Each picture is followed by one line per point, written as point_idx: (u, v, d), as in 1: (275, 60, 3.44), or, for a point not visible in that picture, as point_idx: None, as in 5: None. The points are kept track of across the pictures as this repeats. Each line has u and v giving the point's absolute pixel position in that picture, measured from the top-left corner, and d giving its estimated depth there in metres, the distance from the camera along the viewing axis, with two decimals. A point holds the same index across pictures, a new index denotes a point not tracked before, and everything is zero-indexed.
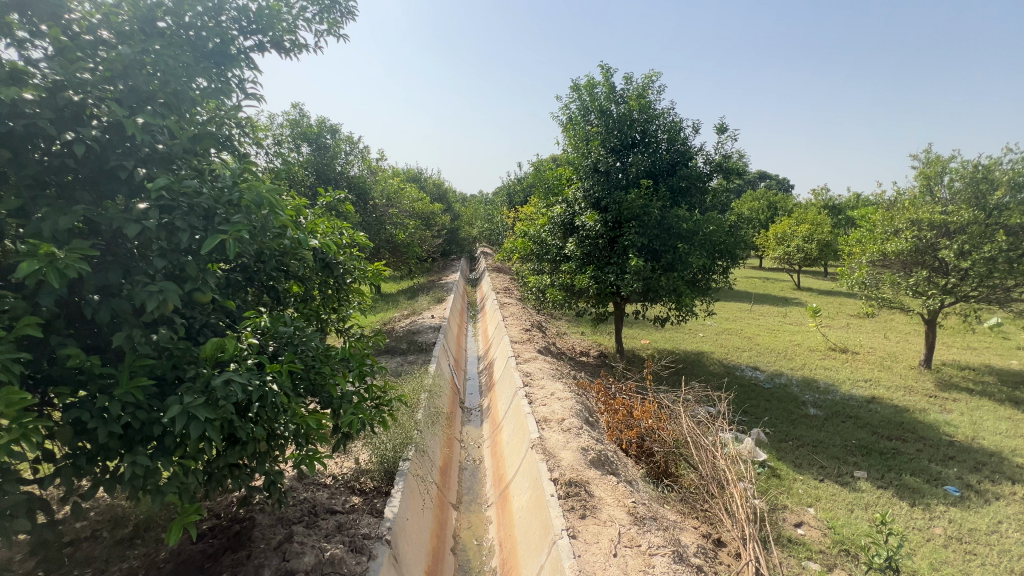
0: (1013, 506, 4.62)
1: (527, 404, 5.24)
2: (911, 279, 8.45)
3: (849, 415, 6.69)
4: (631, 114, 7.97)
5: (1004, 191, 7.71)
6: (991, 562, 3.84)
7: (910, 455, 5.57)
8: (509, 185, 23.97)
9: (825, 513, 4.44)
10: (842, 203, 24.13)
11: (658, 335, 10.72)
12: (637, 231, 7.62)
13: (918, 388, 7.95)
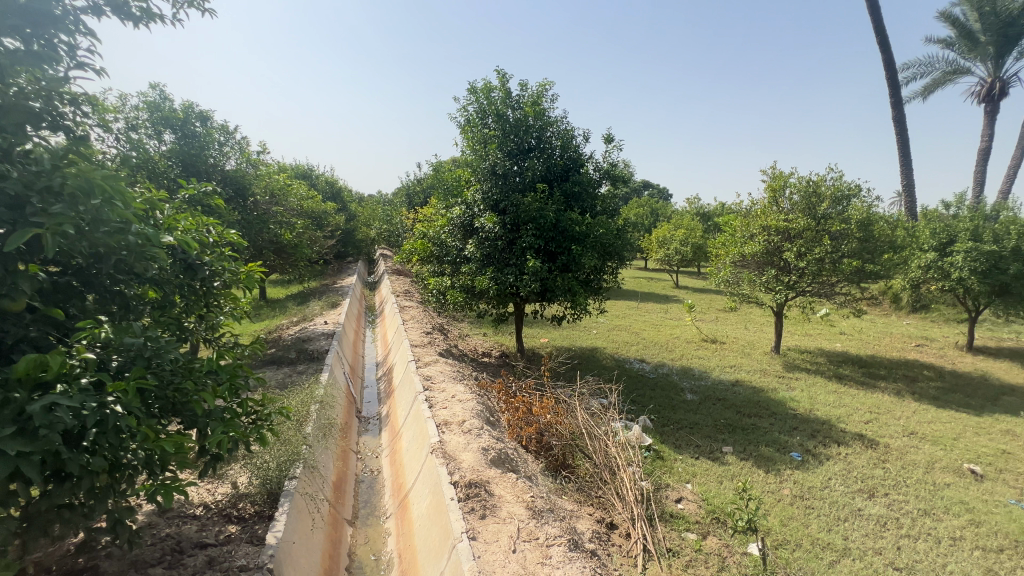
0: (838, 464, 5.56)
1: (427, 408, 5.13)
2: (764, 277, 9.81)
3: (718, 398, 7.57)
4: (526, 120, 8.23)
5: (829, 203, 9.28)
6: (824, 513, 4.57)
7: (765, 429, 6.45)
8: (408, 185, 23.40)
9: (699, 486, 4.95)
10: (711, 210, 27.32)
11: (556, 334, 11.18)
12: (534, 233, 7.88)
13: (769, 370, 9.26)
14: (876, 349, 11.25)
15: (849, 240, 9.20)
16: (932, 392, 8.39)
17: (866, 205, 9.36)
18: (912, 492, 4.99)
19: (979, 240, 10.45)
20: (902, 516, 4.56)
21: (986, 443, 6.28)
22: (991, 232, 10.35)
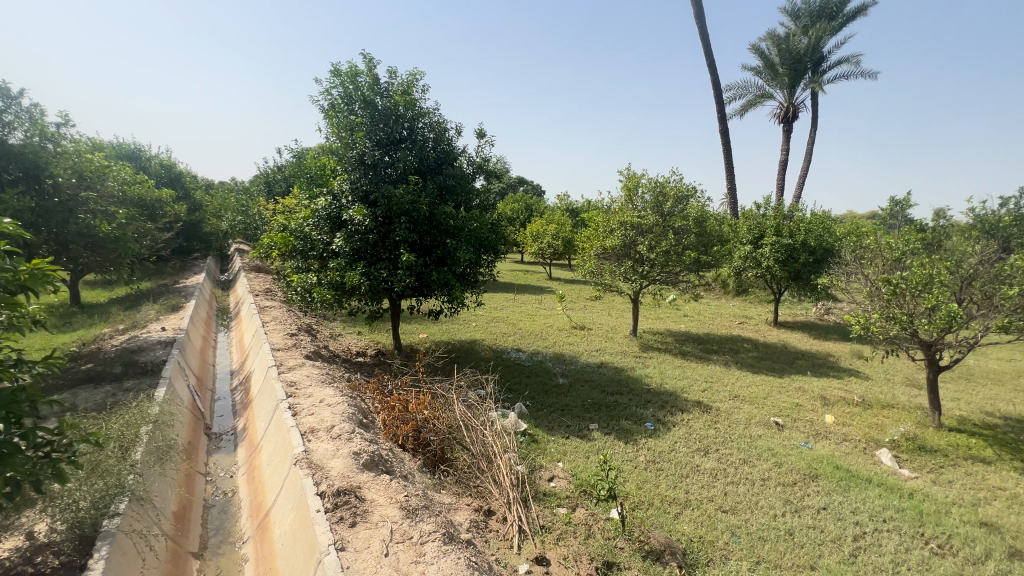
0: (682, 429, 6.43)
1: (290, 417, 4.70)
2: (622, 268, 10.87)
3: (585, 379, 8.23)
4: (396, 109, 7.94)
5: (672, 202, 10.59)
6: (671, 472, 5.25)
7: (624, 404, 7.18)
8: (267, 172, 21.10)
9: (569, 463, 5.33)
10: (579, 206, 29.39)
11: (435, 329, 11.08)
12: (407, 227, 7.67)
13: (628, 351, 10.32)
14: (711, 327, 13.21)
15: (688, 234, 10.62)
16: (750, 361, 10.12)
17: (701, 204, 10.88)
18: (735, 446, 5.97)
19: (780, 235, 12.84)
20: (728, 467, 5.43)
21: (785, 399, 7.78)
22: (788, 228, 12.78)
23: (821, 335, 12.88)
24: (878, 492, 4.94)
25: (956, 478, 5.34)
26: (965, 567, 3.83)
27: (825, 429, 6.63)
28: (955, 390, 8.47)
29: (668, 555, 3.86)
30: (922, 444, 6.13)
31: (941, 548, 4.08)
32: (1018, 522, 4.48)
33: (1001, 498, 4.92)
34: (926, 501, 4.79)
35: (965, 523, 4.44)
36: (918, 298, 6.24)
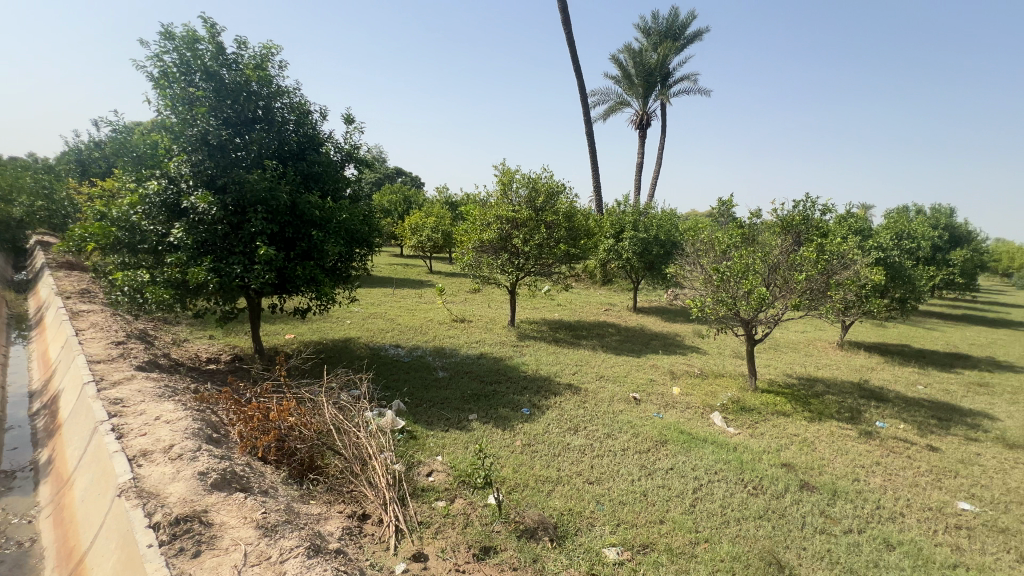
0: (554, 411, 6.84)
1: (112, 440, 3.94)
2: (499, 260, 11.15)
3: (465, 371, 8.30)
4: (248, 85, 7.07)
5: (544, 197, 11.14)
6: (544, 453, 5.56)
7: (502, 393, 7.41)
8: (80, 148, 17.36)
9: (448, 456, 5.34)
10: (458, 200, 29.42)
11: (304, 328, 10.23)
12: (265, 217, 6.91)
13: (507, 341, 10.65)
14: (581, 315, 14.26)
15: (559, 228, 11.28)
16: (614, 344, 11.16)
17: (569, 200, 11.61)
18: (601, 422, 6.54)
19: (637, 230, 14.33)
20: (595, 442, 5.93)
21: (642, 376, 8.73)
22: (643, 224, 14.31)
23: (670, 318, 14.71)
24: (711, 449, 5.81)
25: (766, 430, 6.52)
26: (771, 501, 4.71)
27: (673, 400, 7.60)
28: (766, 358, 10.34)
29: (541, 531, 4.09)
30: (743, 405, 7.37)
31: (755, 489, 4.94)
32: (806, 459, 5.63)
33: (796, 442, 6.14)
34: (745, 452, 5.76)
35: (771, 465, 5.44)
36: (738, 283, 7.45)
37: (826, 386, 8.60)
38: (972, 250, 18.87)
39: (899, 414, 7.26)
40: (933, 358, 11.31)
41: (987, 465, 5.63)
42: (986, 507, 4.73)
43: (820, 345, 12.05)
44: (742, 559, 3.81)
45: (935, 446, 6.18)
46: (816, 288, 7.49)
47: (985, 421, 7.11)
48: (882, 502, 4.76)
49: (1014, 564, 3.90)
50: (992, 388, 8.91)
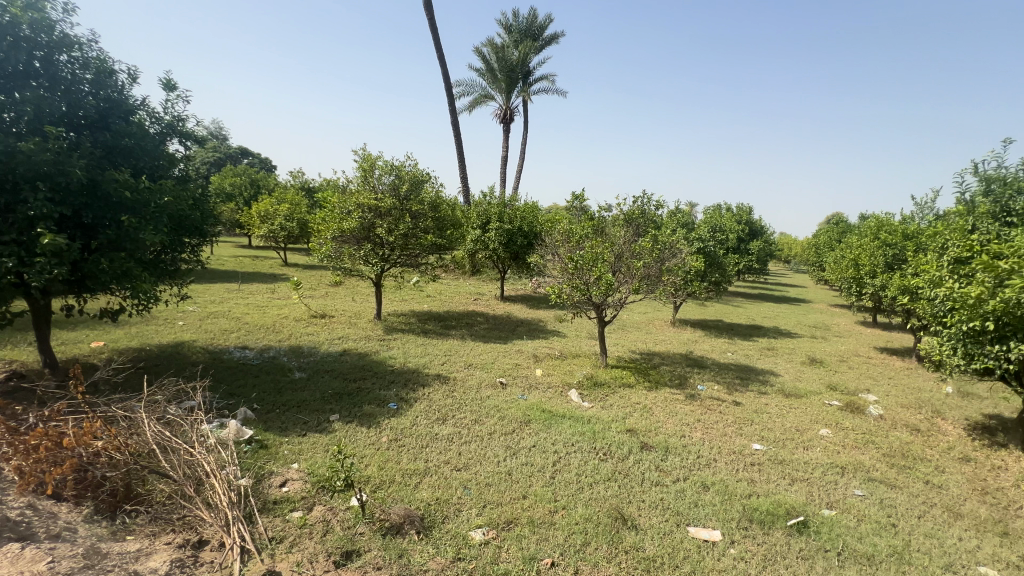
0: (423, 403, 6.75)
1: None
2: (361, 251, 10.56)
3: (326, 370, 7.73)
4: (16, 27, 5.51)
5: (408, 186, 10.82)
6: (412, 446, 5.46)
7: (367, 389, 7.07)
8: None
9: (306, 462, 4.92)
10: (317, 186, 27.13)
11: (117, 334, 8.49)
12: (49, 198, 5.49)
13: (373, 335, 10.17)
14: (450, 305, 14.29)
15: (425, 218, 11.09)
16: (482, 332, 11.40)
17: (435, 189, 11.47)
18: (469, 409, 6.64)
19: (503, 221, 14.79)
20: (462, 429, 6.00)
21: (508, 361, 9.08)
22: (508, 216, 14.83)
23: (534, 305, 15.56)
24: (569, 423, 6.31)
25: (615, 401, 7.30)
26: (617, 464, 5.29)
27: (536, 381, 8.06)
28: (615, 338, 11.56)
29: (407, 525, 4.01)
30: (596, 381, 8.14)
31: (605, 454, 5.51)
32: (646, 423, 6.45)
33: (638, 410, 6.98)
34: (597, 423, 6.38)
35: (618, 432, 6.12)
36: (589, 270, 8.16)
37: (661, 359, 9.94)
38: (764, 242, 23.39)
39: (714, 378, 8.72)
40: (738, 329, 13.81)
41: (772, 412, 7.08)
42: (771, 446, 5.95)
43: (658, 323, 13.88)
44: (593, 518, 4.21)
45: (739, 401, 7.56)
46: (652, 273, 8.57)
47: (772, 377, 8.92)
48: (701, 451, 5.68)
49: (787, 486, 4.97)
50: (776, 350, 11.21)
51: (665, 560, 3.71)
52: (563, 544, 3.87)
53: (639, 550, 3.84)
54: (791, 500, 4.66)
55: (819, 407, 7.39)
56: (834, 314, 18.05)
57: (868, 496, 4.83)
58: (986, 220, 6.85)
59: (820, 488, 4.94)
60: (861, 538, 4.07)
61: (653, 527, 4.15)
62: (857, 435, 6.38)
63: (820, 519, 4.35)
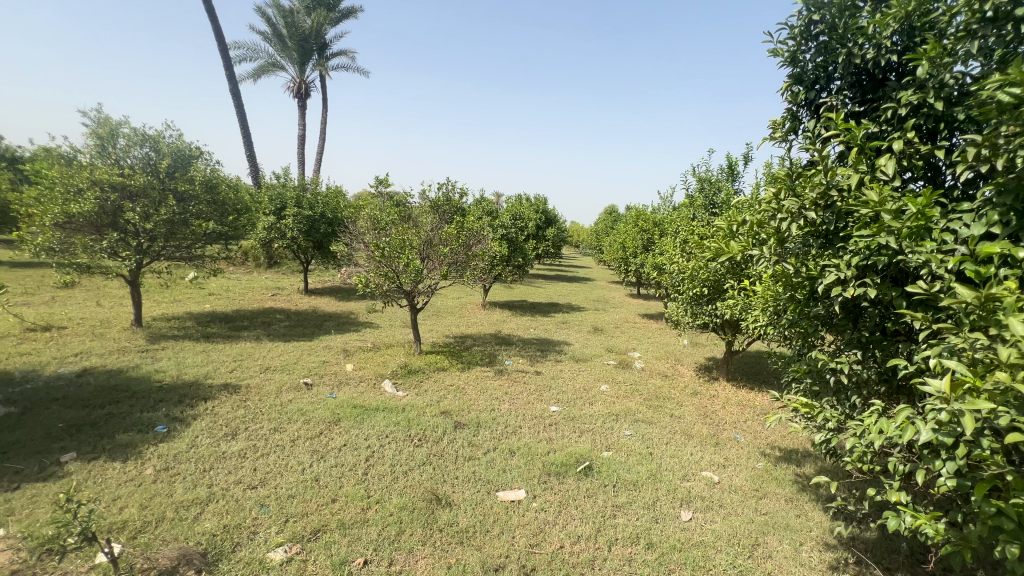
0: (205, 419, 5.70)
1: None
2: (104, 242, 8.29)
3: (53, 398, 5.87)
4: None
5: (170, 161, 8.88)
6: (190, 473, 4.57)
7: (122, 414, 5.63)
8: None
9: (20, 524, 3.67)
10: (26, 156, 20.17)
11: None
12: None
13: (130, 346, 8.13)
14: (240, 303, 12.35)
15: (198, 201, 9.28)
16: (282, 330, 10.20)
17: (209, 167, 9.68)
18: (266, 417, 5.87)
19: (301, 206, 13.39)
20: (258, 441, 5.28)
21: (313, 359, 8.32)
22: (308, 200, 13.49)
23: (344, 297, 14.59)
24: (382, 415, 6.12)
25: (429, 387, 7.37)
26: (432, 447, 5.36)
27: (346, 377, 7.58)
28: (430, 324, 11.66)
29: (184, 567, 3.35)
30: (410, 368, 8.08)
31: (420, 440, 5.52)
32: (459, 403, 6.69)
33: (451, 392, 7.19)
34: (412, 410, 6.35)
35: (432, 416, 6.20)
36: (396, 258, 7.98)
37: (473, 341, 10.43)
38: (558, 229, 26.46)
39: (519, 353, 9.55)
40: (539, 308, 15.39)
41: (566, 377, 8.10)
42: (565, 406, 6.81)
43: (470, 307, 14.50)
44: (408, 505, 4.19)
45: (540, 370, 8.44)
46: (458, 259, 8.87)
47: (565, 347, 10.20)
48: (508, 421, 6.16)
49: (577, 438, 5.77)
50: (569, 323, 12.85)
51: (477, 528, 3.92)
52: (377, 539, 3.75)
53: (453, 525, 3.97)
54: (580, 449, 5.42)
55: (601, 367, 8.76)
56: (611, 289, 21.58)
57: (634, 434, 5.93)
58: (701, 211, 8.99)
59: (601, 435, 5.86)
60: (629, 469, 4.98)
61: (466, 500, 4.34)
62: (626, 386, 7.77)
63: (601, 460, 5.17)
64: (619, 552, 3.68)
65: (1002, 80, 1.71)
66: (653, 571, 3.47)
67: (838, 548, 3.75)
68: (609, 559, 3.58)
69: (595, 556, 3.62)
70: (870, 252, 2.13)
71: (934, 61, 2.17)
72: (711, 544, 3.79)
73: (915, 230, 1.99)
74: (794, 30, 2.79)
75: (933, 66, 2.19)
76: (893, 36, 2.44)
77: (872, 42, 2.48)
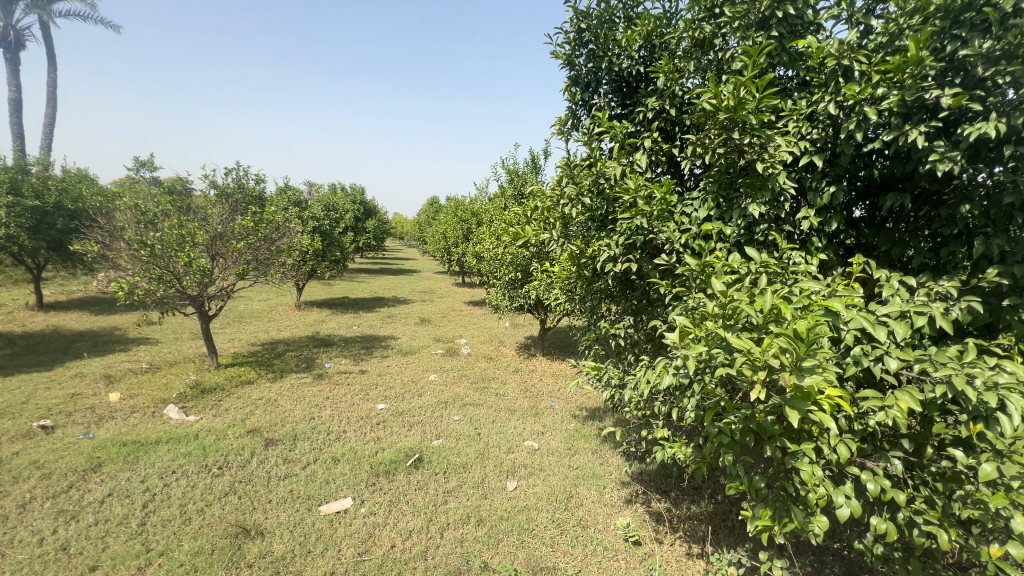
0: None
1: None
2: None
3: None
4: None
5: None
6: None
7: None
8: None
9: None
10: None
11: None
12: None
13: None
14: None
15: None
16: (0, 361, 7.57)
17: None
18: None
19: (20, 194, 10.03)
20: None
21: (56, 393, 6.37)
22: (29, 186, 10.17)
23: (102, 310, 11.51)
24: (166, 448, 5.02)
25: (231, 404, 6.33)
26: (237, 472, 4.62)
27: (109, 410, 5.99)
28: (229, 332, 10.02)
29: None
30: (204, 387, 6.82)
31: (221, 468, 4.70)
32: (270, 418, 5.92)
33: (260, 406, 6.30)
34: (208, 435, 5.36)
35: (236, 437, 5.36)
36: (173, 257, 6.55)
37: (286, 346, 9.32)
38: (378, 220, 25.40)
39: (341, 353, 8.89)
40: (362, 303, 14.57)
41: (393, 372, 7.85)
42: (393, 402, 6.59)
43: (281, 309, 12.92)
44: (205, 548, 3.53)
45: (365, 369, 8.02)
46: (259, 256, 7.71)
47: (392, 342, 9.88)
48: (331, 428, 5.69)
49: (406, 432, 5.64)
50: (395, 317, 12.47)
51: (295, 551, 3.53)
52: None
53: (266, 555, 3.50)
54: (409, 443, 5.32)
55: (429, 358, 8.75)
56: (437, 279, 21.69)
57: (463, 418, 6.08)
58: (512, 200, 9.63)
59: (431, 425, 5.85)
60: (458, 453, 5.09)
61: (282, 523, 3.86)
62: (454, 373, 7.92)
63: (431, 450, 5.16)
64: (451, 537, 3.73)
65: (706, 94, 2.20)
66: (484, 545, 3.61)
67: (631, 483, 4.47)
68: (441, 546, 3.60)
69: (427, 547, 3.60)
70: (632, 233, 2.53)
71: (668, 75, 2.67)
72: (534, 506, 4.14)
73: (660, 212, 2.44)
74: (569, 36, 3.12)
75: (668, 79, 2.69)
76: (641, 51, 2.93)
77: (626, 54, 2.93)
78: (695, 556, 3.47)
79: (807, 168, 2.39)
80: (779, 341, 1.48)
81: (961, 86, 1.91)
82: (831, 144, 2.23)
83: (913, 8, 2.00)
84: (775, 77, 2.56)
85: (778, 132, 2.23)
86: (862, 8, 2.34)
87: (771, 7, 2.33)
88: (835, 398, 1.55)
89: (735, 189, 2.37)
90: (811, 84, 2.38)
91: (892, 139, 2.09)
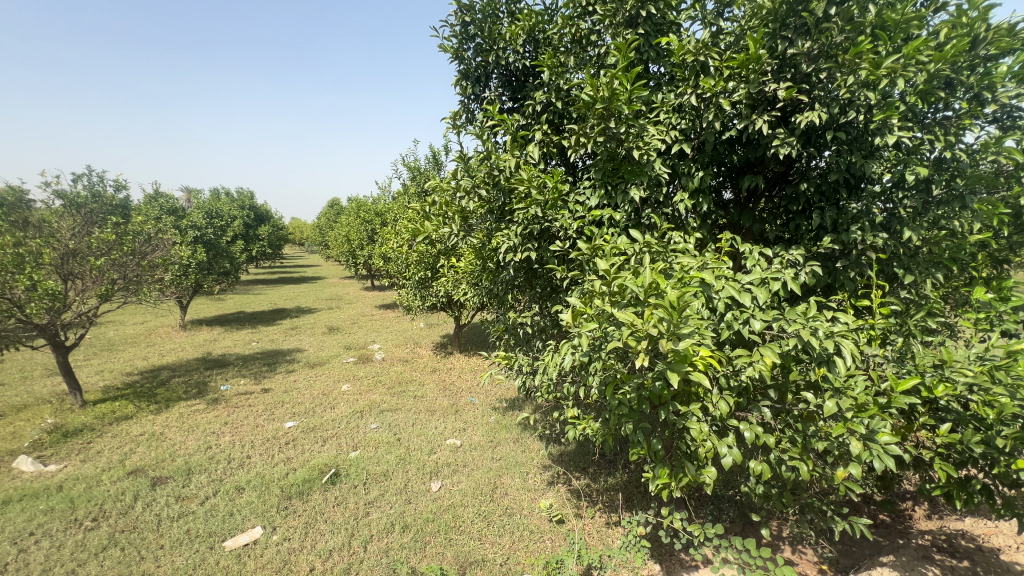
0: None
1: None
2: None
3: None
4: None
5: None
6: None
7: None
8: None
9: None
10: None
11: None
12: None
13: None
14: None
15: None
16: None
17: None
18: None
19: None
20: None
21: None
22: None
23: None
24: (19, 507, 4.22)
25: (103, 445, 5.49)
26: (118, 521, 4.03)
27: None
28: (97, 363, 8.67)
29: None
30: (66, 430, 5.83)
31: (96, 519, 4.07)
32: (155, 454, 5.24)
33: (142, 443, 5.55)
34: (76, 484, 4.60)
35: (113, 481, 4.67)
36: (10, 281, 5.50)
37: (171, 372, 8.29)
38: (273, 227, 23.54)
39: (239, 373, 8.11)
40: (260, 317, 13.40)
41: (301, 387, 7.32)
42: (303, 418, 6.16)
43: (162, 332, 11.43)
44: None
45: (268, 387, 7.39)
46: (127, 273, 6.73)
47: (297, 355, 9.21)
48: (231, 455, 5.18)
49: (319, 448, 5.32)
50: (299, 329, 11.61)
51: None
52: None
53: None
54: (323, 459, 5.01)
55: (339, 367, 8.30)
56: (345, 285, 20.64)
57: (381, 426, 5.86)
58: (415, 198, 9.42)
59: (347, 437, 5.56)
60: (378, 462, 4.90)
61: (178, 569, 3.44)
62: (368, 380, 7.59)
63: (348, 463, 4.91)
64: (376, 548, 3.60)
65: (584, 87, 2.34)
66: (409, 551, 3.53)
67: (552, 466, 4.63)
68: (365, 560, 3.46)
69: (350, 563, 3.44)
70: (528, 222, 2.62)
71: (552, 69, 2.79)
72: (459, 503, 4.12)
73: (554, 201, 2.56)
74: (456, 29, 3.13)
75: (552, 73, 2.81)
76: (526, 46, 3.03)
77: (511, 48, 3.01)
78: (613, 524, 3.69)
79: (679, 155, 2.64)
80: (658, 311, 1.61)
81: (793, 81, 2.22)
82: (696, 133, 2.48)
83: (751, 12, 2.28)
84: (648, 72, 2.79)
85: (652, 122, 2.43)
86: (713, 11, 2.62)
87: (636, 6, 2.53)
88: (709, 359, 1.73)
89: (619, 176, 2.53)
90: (677, 79, 2.62)
91: (744, 128, 2.37)
